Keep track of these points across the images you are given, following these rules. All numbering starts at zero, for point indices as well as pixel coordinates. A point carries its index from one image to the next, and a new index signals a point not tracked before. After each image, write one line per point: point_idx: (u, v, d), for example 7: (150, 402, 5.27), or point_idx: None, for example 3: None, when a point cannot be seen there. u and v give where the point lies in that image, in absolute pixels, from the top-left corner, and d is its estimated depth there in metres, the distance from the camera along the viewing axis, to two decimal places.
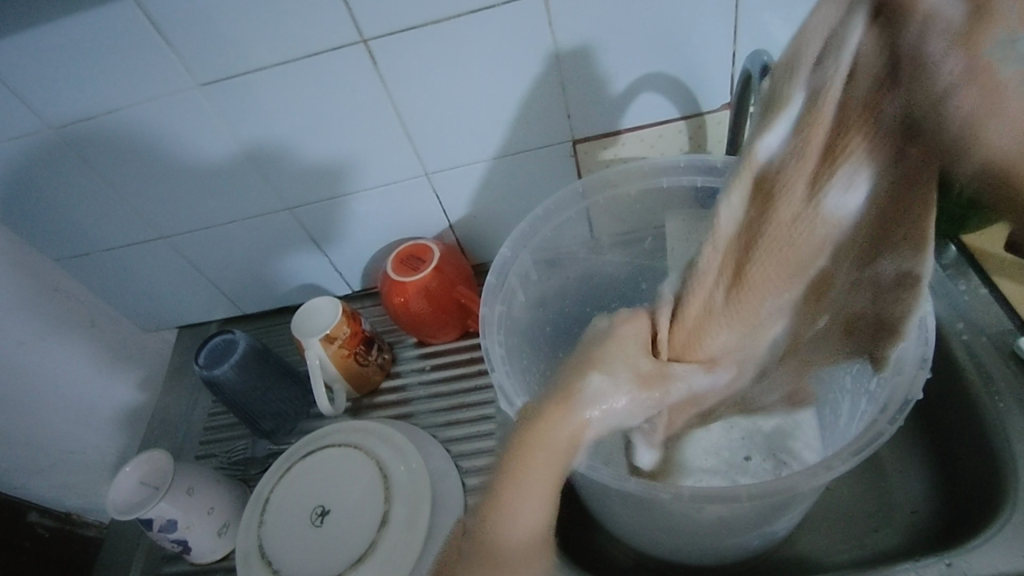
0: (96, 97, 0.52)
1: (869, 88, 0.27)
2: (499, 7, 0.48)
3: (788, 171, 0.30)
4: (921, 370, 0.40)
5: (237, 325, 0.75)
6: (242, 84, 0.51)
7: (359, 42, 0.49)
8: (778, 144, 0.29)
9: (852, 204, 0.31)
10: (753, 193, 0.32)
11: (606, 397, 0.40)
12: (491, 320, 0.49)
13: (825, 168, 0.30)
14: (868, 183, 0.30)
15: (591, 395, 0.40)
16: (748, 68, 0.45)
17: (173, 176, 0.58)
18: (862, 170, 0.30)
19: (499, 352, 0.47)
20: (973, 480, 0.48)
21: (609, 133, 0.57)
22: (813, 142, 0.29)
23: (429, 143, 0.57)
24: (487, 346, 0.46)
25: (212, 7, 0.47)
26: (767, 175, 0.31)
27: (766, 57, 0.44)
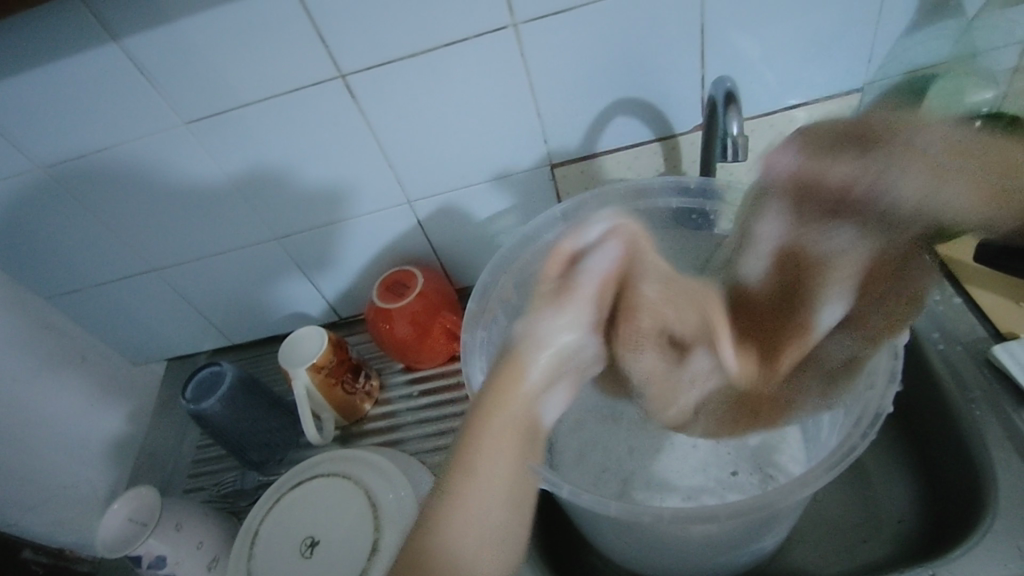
0: (83, 137, 0.53)
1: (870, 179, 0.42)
2: (473, 39, 0.49)
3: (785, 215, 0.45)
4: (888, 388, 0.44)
5: (225, 356, 0.76)
6: (226, 120, 0.52)
7: (337, 77, 0.50)
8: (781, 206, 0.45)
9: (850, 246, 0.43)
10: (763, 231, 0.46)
11: (546, 349, 0.47)
12: (473, 345, 0.51)
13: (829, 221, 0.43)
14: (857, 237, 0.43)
15: (538, 353, 0.46)
16: (713, 94, 0.47)
17: (159, 211, 0.59)
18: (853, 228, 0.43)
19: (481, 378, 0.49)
20: (955, 489, 0.49)
21: (585, 156, 0.58)
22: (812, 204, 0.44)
23: (412, 172, 0.58)
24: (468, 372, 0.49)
25: (193, 48, 0.48)
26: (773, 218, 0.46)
27: (729, 83, 0.46)
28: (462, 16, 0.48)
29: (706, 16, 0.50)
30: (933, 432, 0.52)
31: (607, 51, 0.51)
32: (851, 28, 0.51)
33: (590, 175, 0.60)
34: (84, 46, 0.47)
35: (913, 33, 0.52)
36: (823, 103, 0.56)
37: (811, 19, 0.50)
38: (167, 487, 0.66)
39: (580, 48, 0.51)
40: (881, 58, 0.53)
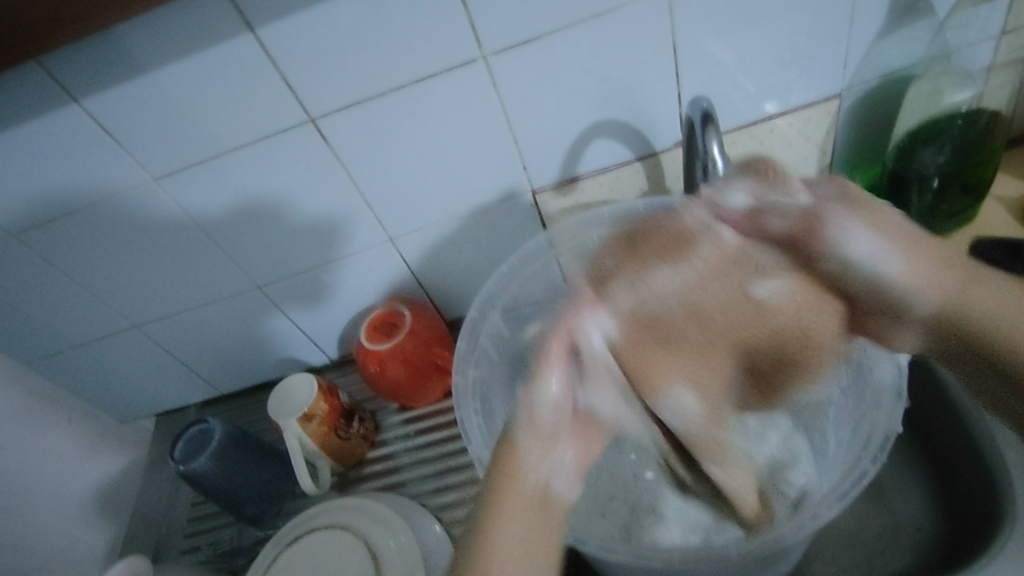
0: (50, 200, 0.51)
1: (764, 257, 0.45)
2: (442, 75, 0.48)
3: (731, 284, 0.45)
4: None
5: (215, 408, 0.74)
6: (199, 171, 0.51)
7: (308, 122, 0.49)
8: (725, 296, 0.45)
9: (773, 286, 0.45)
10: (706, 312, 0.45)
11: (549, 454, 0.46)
12: (465, 386, 0.50)
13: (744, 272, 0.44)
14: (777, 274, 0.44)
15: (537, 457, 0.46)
16: (690, 114, 0.46)
17: (136, 267, 0.57)
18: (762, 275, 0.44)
19: (476, 421, 0.49)
20: (974, 499, 0.48)
21: (565, 181, 0.57)
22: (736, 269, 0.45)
23: (392, 210, 0.57)
24: (462, 417, 0.48)
25: (159, 103, 0.47)
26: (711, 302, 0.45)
27: (706, 101, 0.46)
28: (432, 53, 0.47)
29: (677, 34, 0.49)
30: (946, 439, 0.51)
31: (579, 75, 0.50)
32: (825, 36, 0.51)
33: (572, 199, 0.59)
34: (43, 108, 0.45)
35: (886, 36, 0.52)
36: (802, 111, 0.56)
37: (784, 29, 0.50)
38: (163, 549, 0.64)
39: (552, 72, 0.50)
40: (856, 64, 0.53)
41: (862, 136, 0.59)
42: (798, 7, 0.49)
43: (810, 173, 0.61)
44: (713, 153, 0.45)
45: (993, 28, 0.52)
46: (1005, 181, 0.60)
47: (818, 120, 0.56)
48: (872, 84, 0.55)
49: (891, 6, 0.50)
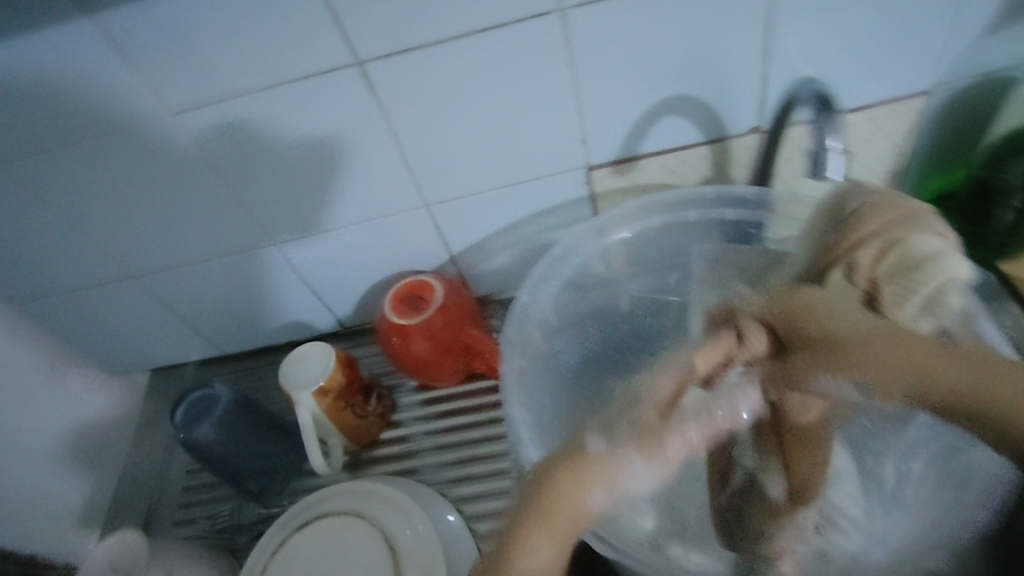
0: (50, 129, 0.45)
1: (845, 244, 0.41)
2: (511, 26, 0.43)
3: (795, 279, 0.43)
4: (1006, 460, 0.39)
5: (215, 368, 0.69)
6: (223, 111, 0.45)
7: (353, 65, 0.44)
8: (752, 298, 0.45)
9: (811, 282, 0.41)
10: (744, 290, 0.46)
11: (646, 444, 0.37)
12: (512, 378, 0.47)
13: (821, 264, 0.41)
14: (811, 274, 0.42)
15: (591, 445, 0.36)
16: (797, 94, 0.42)
17: (141, 210, 0.52)
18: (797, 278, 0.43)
19: (525, 417, 0.45)
20: None
21: (624, 159, 0.52)
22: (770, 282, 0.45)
23: (432, 172, 0.52)
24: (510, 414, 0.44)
25: (185, 25, 0.40)
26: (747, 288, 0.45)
27: (818, 84, 0.42)
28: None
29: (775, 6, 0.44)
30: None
31: (659, 43, 0.45)
32: (934, 24, 0.46)
33: (629, 180, 0.54)
34: (50, 21, 0.39)
35: (994, 33, 0.47)
36: (888, 107, 0.51)
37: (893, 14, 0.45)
38: (155, 517, 0.60)
39: (631, 36, 0.44)
40: (956, 60, 0.48)
41: (943, 140, 0.54)
42: None
43: (880, 174, 0.57)
44: (830, 146, 0.40)
45: None
46: None
47: (904, 117, 0.52)
48: (968, 83, 0.50)
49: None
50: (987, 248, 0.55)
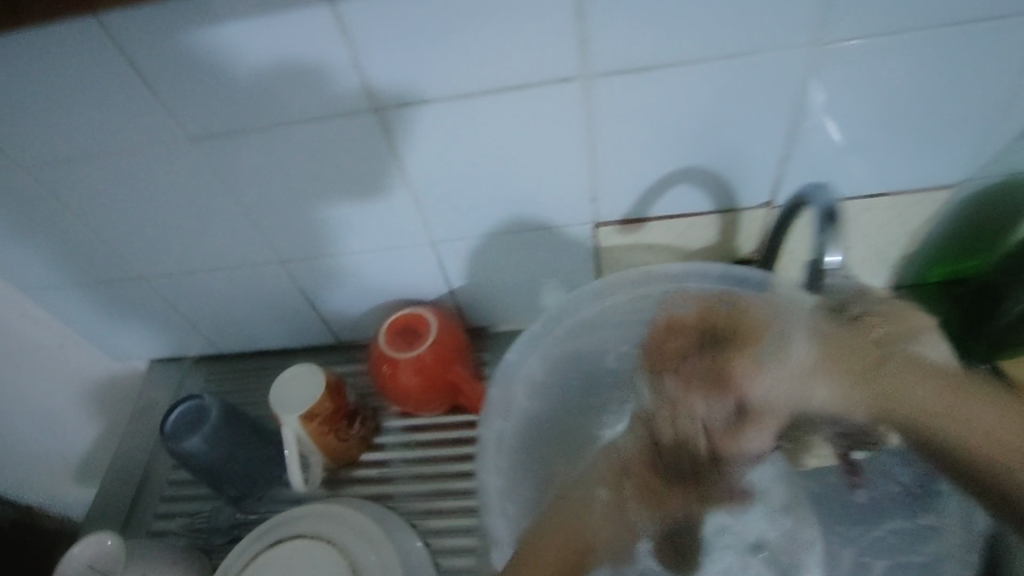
0: (73, 140, 0.46)
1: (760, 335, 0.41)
2: (527, 91, 0.42)
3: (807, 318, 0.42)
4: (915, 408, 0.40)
5: (211, 364, 0.70)
6: (239, 140, 0.46)
7: (367, 113, 0.44)
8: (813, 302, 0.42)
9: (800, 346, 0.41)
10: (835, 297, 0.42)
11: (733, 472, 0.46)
12: (487, 443, 0.48)
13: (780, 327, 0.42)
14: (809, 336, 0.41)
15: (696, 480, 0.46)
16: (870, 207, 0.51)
17: (154, 219, 0.53)
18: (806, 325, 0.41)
19: (496, 485, 0.46)
20: None
21: (632, 219, 0.51)
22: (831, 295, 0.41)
23: (438, 213, 0.52)
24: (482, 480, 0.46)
25: (206, 61, 0.41)
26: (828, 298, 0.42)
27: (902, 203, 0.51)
28: (522, 66, 0.40)
29: (808, 93, 0.42)
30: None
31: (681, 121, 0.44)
32: (966, 123, 0.45)
33: (634, 238, 0.53)
34: (80, 49, 0.40)
35: None
36: (909, 194, 0.50)
37: (920, 108, 0.44)
38: (138, 507, 0.61)
39: (647, 110, 0.43)
40: (987, 156, 0.47)
41: (958, 229, 0.53)
42: (945, 88, 0.42)
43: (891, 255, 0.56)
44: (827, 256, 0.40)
45: None
46: None
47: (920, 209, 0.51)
48: (992, 182, 0.49)
49: None
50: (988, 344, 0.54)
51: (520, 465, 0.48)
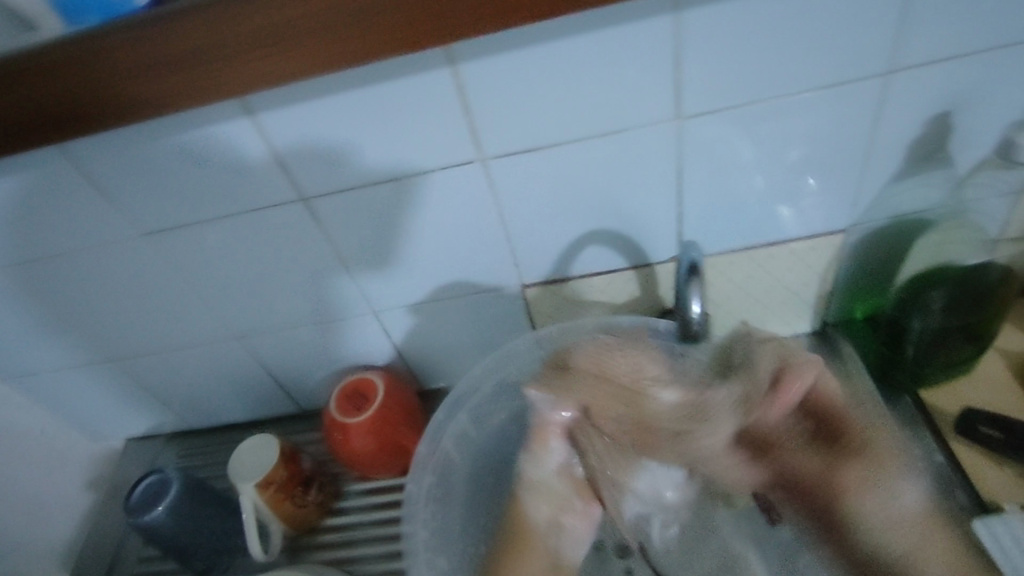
0: (41, 242, 0.52)
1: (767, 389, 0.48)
2: (437, 173, 0.47)
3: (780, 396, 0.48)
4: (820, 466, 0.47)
5: (184, 441, 0.73)
6: (189, 232, 0.51)
7: (299, 201, 0.49)
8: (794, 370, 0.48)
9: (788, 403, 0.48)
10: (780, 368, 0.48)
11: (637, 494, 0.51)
12: (416, 495, 0.50)
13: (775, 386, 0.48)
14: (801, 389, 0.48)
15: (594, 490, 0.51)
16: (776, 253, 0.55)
17: (119, 308, 0.58)
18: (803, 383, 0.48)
19: (424, 535, 0.49)
20: None
21: (555, 280, 0.56)
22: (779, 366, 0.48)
23: (377, 285, 0.56)
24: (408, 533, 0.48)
25: (153, 168, 0.47)
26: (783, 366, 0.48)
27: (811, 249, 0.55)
28: (428, 152, 0.46)
29: (685, 158, 0.47)
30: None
31: (579, 188, 0.49)
32: (839, 172, 0.49)
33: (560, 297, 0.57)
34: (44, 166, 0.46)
35: (901, 180, 0.50)
36: (806, 241, 0.54)
37: (791, 164, 0.49)
38: None
39: (546, 181, 0.48)
40: (867, 202, 0.51)
41: (862, 269, 0.57)
42: (810, 144, 0.47)
43: (808, 297, 0.59)
44: (691, 307, 0.46)
45: (1009, 187, 0.49)
46: (1008, 331, 0.57)
47: (821, 252, 0.55)
48: (881, 224, 0.53)
49: (909, 153, 0.48)
50: (911, 379, 0.56)
51: (454, 517, 0.51)
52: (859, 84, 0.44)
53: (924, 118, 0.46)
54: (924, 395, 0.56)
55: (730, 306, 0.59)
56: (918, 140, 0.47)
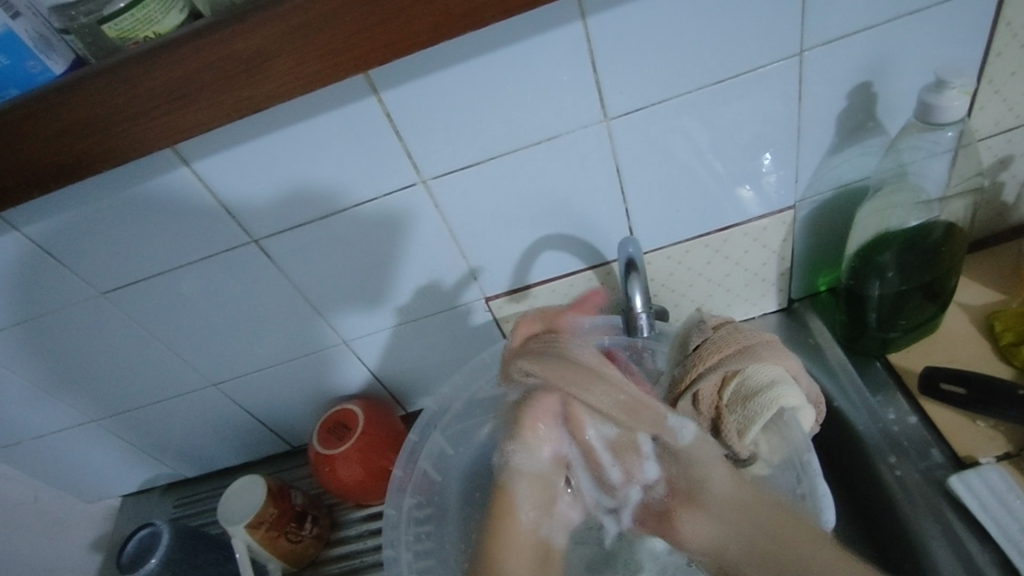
0: (7, 311, 0.52)
1: (713, 380, 0.47)
2: (382, 198, 0.48)
3: (713, 374, 0.47)
4: (785, 437, 0.46)
5: (178, 491, 0.73)
6: (149, 284, 0.52)
7: (251, 242, 0.50)
8: (732, 350, 0.47)
9: (716, 380, 0.47)
10: (728, 346, 0.47)
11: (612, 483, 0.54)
12: (396, 521, 0.52)
13: (701, 364, 0.48)
14: (735, 371, 0.47)
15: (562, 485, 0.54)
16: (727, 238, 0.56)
17: (90, 368, 0.58)
18: (732, 365, 0.46)
19: (408, 559, 0.51)
20: (899, 554, 0.50)
21: (517, 288, 0.56)
22: (729, 345, 0.47)
23: (342, 315, 0.57)
24: (391, 557, 0.50)
25: (103, 226, 0.48)
26: (726, 342, 0.47)
27: (763, 228, 0.55)
28: (372, 179, 0.47)
29: (621, 155, 0.48)
30: (858, 481, 0.55)
31: (524, 197, 0.50)
32: (776, 150, 0.50)
33: (525, 304, 0.58)
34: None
35: (837, 152, 0.51)
36: (757, 222, 0.55)
37: (727, 149, 0.49)
38: None
39: (488, 193, 0.49)
40: (809, 177, 0.52)
41: (818, 242, 0.58)
42: (742, 126, 0.48)
43: (770, 276, 0.60)
44: (634, 300, 0.48)
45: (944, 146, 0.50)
46: (968, 286, 0.58)
47: (773, 229, 0.56)
48: (826, 196, 0.54)
49: (840, 124, 0.49)
50: (879, 345, 0.56)
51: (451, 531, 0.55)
52: (777, 65, 0.45)
53: (846, 90, 0.47)
54: (893, 358, 0.56)
55: (695, 294, 0.60)
56: (845, 111, 0.48)
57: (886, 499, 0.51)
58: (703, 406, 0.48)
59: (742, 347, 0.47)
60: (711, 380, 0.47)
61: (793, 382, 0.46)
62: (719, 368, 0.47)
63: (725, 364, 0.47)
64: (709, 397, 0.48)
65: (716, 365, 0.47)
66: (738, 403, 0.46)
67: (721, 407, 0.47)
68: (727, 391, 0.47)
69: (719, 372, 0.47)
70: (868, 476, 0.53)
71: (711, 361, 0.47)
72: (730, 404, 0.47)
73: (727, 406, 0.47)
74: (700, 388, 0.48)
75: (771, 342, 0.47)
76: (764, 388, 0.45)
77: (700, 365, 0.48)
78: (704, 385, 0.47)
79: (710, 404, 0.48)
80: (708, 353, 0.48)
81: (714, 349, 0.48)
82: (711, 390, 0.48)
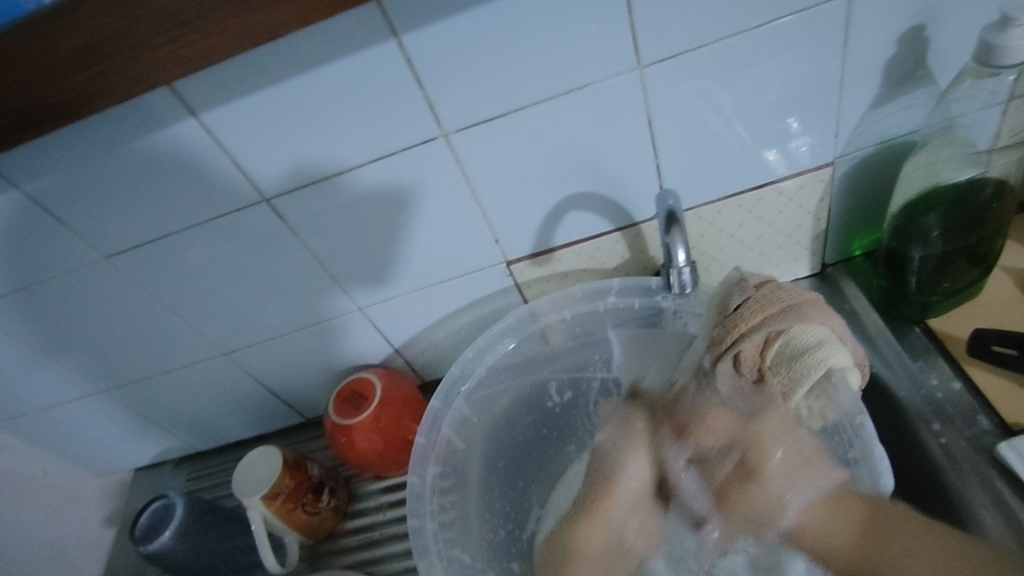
0: (8, 275, 0.50)
1: (757, 340, 0.45)
2: (400, 153, 0.45)
3: (758, 334, 0.45)
4: (836, 394, 0.45)
5: (192, 464, 0.72)
6: (155, 247, 0.50)
7: (263, 201, 0.47)
8: (776, 311, 0.45)
9: (761, 340, 0.45)
10: (773, 304, 0.46)
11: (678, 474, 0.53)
12: (421, 490, 0.51)
13: (743, 325, 0.46)
14: (782, 330, 0.45)
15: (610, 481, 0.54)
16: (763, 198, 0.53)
17: (97, 338, 0.56)
18: (777, 324, 0.45)
19: (434, 527, 0.50)
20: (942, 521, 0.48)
21: (541, 252, 0.54)
22: (771, 305, 0.46)
23: (358, 281, 0.54)
24: (417, 526, 0.49)
25: (108, 184, 0.45)
26: (770, 301, 0.46)
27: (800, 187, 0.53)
28: (389, 133, 0.44)
29: (654, 107, 0.45)
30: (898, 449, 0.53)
31: (551, 152, 0.47)
32: (818, 101, 0.47)
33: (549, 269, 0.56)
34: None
35: (882, 104, 0.48)
36: (793, 180, 0.52)
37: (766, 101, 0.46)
38: None
39: (512, 149, 0.46)
40: (850, 131, 0.49)
41: (856, 202, 0.55)
42: (783, 75, 0.45)
43: (804, 239, 0.57)
44: (674, 257, 0.47)
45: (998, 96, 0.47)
46: (1013, 248, 0.55)
47: (810, 188, 0.53)
48: (867, 152, 0.51)
49: (887, 72, 0.46)
50: (919, 309, 0.53)
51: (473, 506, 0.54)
52: (823, 6, 0.41)
53: (895, 34, 0.44)
54: (933, 323, 0.54)
55: (725, 257, 0.58)
56: (894, 57, 0.45)
57: (929, 466, 0.49)
58: (744, 367, 0.46)
59: (790, 307, 0.45)
60: (757, 339, 0.45)
61: (838, 342, 0.45)
62: (765, 328, 0.45)
63: (771, 324, 0.45)
64: (752, 359, 0.46)
65: (761, 325, 0.45)
66: (785, 364, 0.45)
67: (766, 367, 0.46)
68: (772, 351, 0.45)
69: (763, 332, 0.45)
70: (909, 444, 0.51)
71: (756, 321, 0.45)
72: (776, 364, 0.45)
73: (772, 367, 0.46)
74: (744, 350, 0.46)
75: (818, 303, 0.46)
76: (812, 348, 0.44)
77: (744, 328, 0.46)
78: (749, 345, 0.46)
79: (753, 366, 0.46)
80: (750, 314, 0.46)
81: (757, 310, 0.46)
82: (754, 350, 0.46)
